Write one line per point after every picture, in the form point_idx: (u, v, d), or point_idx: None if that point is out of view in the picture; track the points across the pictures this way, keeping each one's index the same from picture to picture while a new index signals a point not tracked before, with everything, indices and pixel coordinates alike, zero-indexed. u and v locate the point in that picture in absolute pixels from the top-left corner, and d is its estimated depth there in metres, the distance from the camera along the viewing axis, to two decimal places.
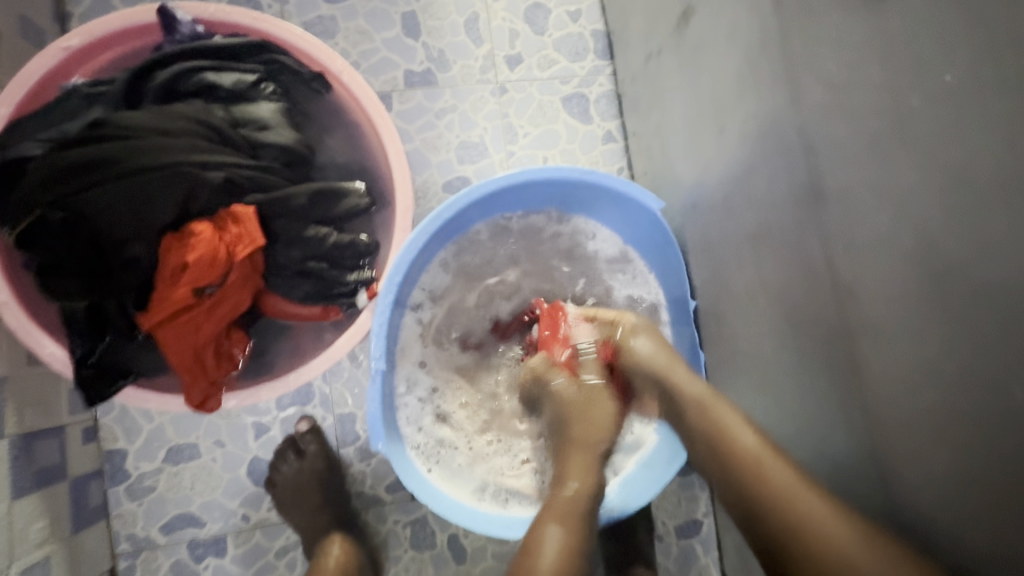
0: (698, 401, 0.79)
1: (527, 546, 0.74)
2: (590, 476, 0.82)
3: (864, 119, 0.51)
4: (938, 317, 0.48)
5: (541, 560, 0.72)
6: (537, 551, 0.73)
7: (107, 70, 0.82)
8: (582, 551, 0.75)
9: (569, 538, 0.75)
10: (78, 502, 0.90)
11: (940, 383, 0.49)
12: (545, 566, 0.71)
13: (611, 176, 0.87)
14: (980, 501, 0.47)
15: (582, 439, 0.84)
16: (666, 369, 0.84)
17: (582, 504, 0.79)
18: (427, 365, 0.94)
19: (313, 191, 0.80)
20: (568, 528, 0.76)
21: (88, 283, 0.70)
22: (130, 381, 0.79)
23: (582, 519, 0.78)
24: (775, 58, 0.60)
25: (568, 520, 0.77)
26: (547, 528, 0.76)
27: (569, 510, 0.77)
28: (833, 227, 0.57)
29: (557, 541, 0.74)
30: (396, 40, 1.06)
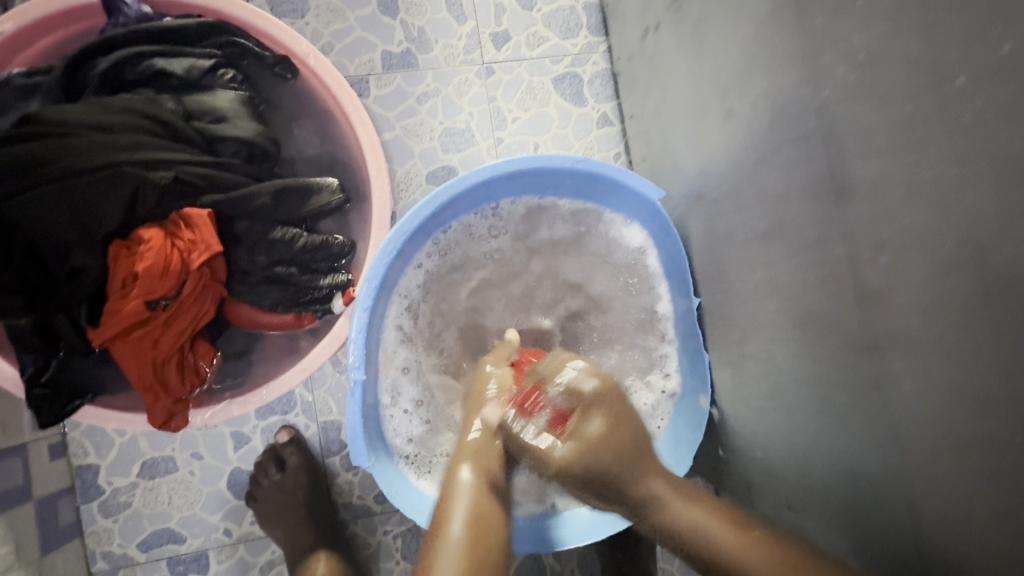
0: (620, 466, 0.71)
1: (441, 500, 0.72)
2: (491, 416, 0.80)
3: (899, 101, 0.44)
4: (970, 347, 0.42)
5: (452, 506, 0.70)
6: (447, 506, 0.70)
7: (42, 58, 0.74)
8: (494, 497, 0.72)
9: (478, 474, 0.74)
10: (47, 523, 0.85)
11: (977, 405, 0.43)
12: (456, 516, 0.68)
13: (604, 164, 0.80)
14: (1001, 523, 0.42)
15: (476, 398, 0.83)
16: (632, 453, 0.71)
17: (489, 444, 0.78)
18: (411, 369, 0.88)
19: (278, 188, 0.74)
20: (484, 486, 0.73)
21: (29, 299, 0.64)
22: (88, 400, 0.74)
23: (490, 459, 0.76)
24: (792, 30, 0.53)
25: (478, 462, 0.75)
26: (456, 477, 0.74)
27: (476, 458, 0.76)
28: (860, 226, 0.50)
29: (463, 488, 0.72)
30: (371, 18, 0.97)
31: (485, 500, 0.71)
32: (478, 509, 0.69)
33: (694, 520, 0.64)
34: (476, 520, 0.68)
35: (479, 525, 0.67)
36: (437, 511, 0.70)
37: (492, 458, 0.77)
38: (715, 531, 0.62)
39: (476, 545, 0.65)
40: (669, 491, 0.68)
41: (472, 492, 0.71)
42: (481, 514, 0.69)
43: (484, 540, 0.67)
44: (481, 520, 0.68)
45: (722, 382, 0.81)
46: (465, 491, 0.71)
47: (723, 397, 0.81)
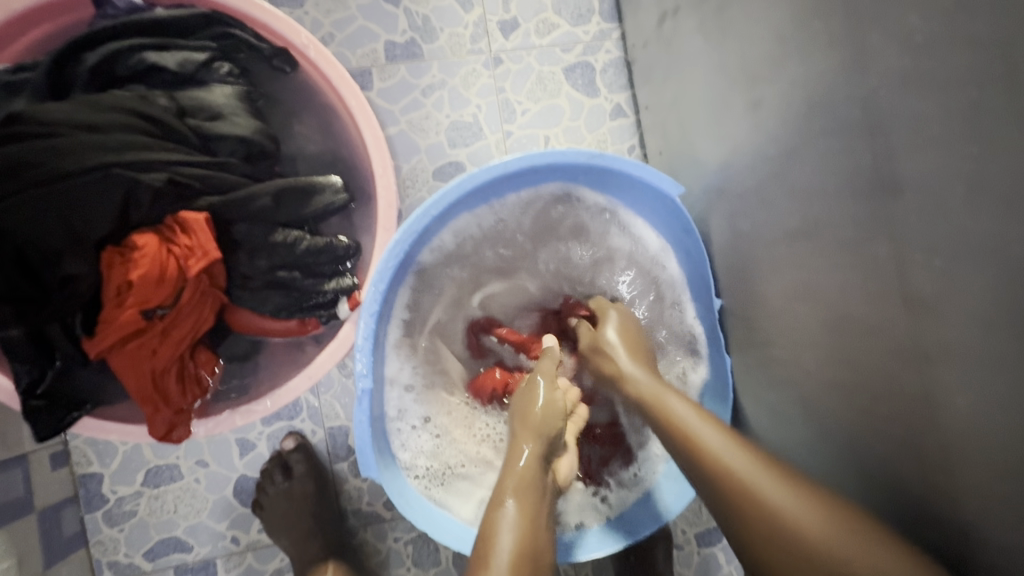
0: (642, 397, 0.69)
1: (480, 537, 0.63)
2: (543, 435, 0.72)
3: (959, 87, 0.40)
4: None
5: (498, 540, 0.61)
6: (489, 549, 0.60)
7: (28, 53, 0.70)
8: (544, 533, 0.64)
9: (526, 518, 0.63)
10: (51, 533, 0.83)
11: None
12: (502, 559, 0.59)
13: (621, 159, 0.75)
14: None
15: (523, 421, 0.73)
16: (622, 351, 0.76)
17: (537, 471, 0.69)
18: (415, 388, 0.84)
19: (279, 189, 0.71)
20: (531, 522, 0.63)
21: (20, 310, 0.60)
22: (85, 412, 0.72)
23: (538, 491, 0.67)
24: (832, 13, 0.48)
25: (525, 496, 0.65)
26: (499, 514, 0.63)
27: (524, 493, 0.65)
28: (908, 227, 0.46)
29: (509, 518, 0.63)
30: (374, 6, 0.93)
31: (534, 538, 0.62)
32: (529, 550, 0.60)
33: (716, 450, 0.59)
34: (524, 564, 0.59)
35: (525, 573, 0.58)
36: (478, 551, 0.61)
37: (540, 491, 0.67)
38: (737, 460, 0.57)
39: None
40: (639, 368, 0.73)
41: (518, 532, 0.61)
42: (528, 554, 0.60)
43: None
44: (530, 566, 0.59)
45: (744, 385, 0.77)
46: (510, 530, 0.61)
47: (746, 402, 0.77)
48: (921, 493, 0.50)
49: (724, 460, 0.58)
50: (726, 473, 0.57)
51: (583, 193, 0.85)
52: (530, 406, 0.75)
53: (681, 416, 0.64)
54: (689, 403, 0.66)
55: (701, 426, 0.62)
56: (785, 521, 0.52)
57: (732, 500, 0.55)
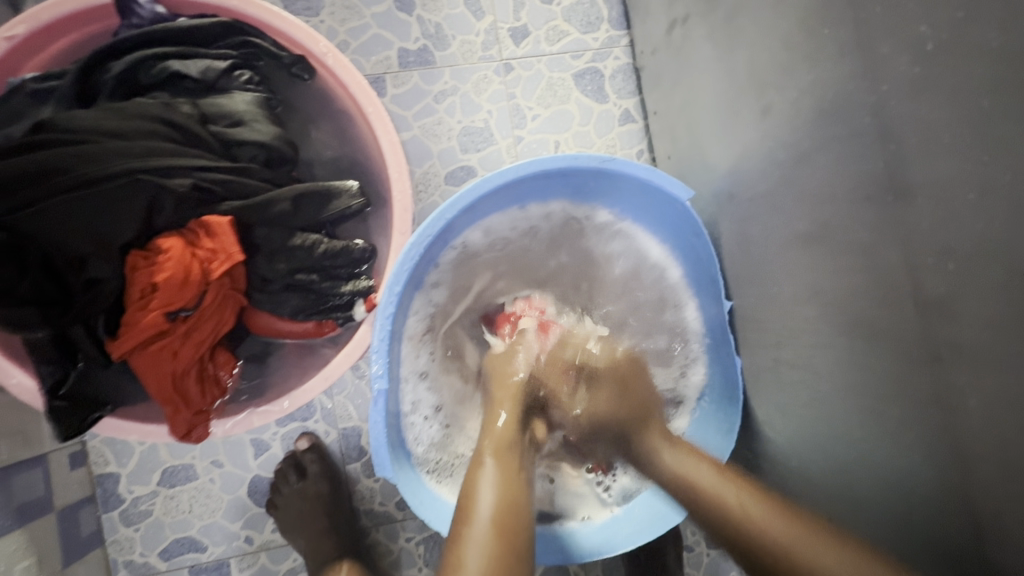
0: (668, 480, 0.73)
1: (461, 497, 0.66)
2: (515, 401, 0.78)
3: (969, 95, 0.41)
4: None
5: (478, 496, 0.64)
6: (470, 503, 0.64)
7: (56, 61, 0.73)
8: (522, 483, 0.68)
9: (505, 475, 0.68)
10: (69, 532, 0.84)
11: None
12: (484, 512, 0.62)
13: (631, 164, 0.77)
14: None
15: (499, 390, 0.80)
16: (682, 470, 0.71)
17: (513, 431, 0.75)
18: (429, 374, 0.86)
19: (299, 193, 0.72)
20: (510, 478, 0.68)
21: (45, 312, 0.62)
22: (107, 413, 0.73)
23: (514, 448, 0.73)
24: (842, 22, 0.50)
25: (503, 453, 0.71)
26: (479, 470, 0.69)
27: (501, 454, 0.71)
28: (919, 230, 0.47)
29: (489, 476, 0.67)
30: (387, 14, 0.95)
31: (512, 489, 0.66)
32: (507, 502, 0.64)
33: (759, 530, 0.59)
34: (503, 522, 0.62)
35: (506, 520, 0.62)
36: (460, 514, 0.63)
37: (516, 448, 0.73)
38: (748, 506, 0.62)
39: (503, 542, 0.60)
40: (665, 442, 0.77)
41: (497, 484, 0.66)
42: (507, 507, 0.64)
43: (511, 537, 0.61)
44: (509, 515, 0.63)
45: (755, 386, 0.78)
46: (491, 485, 0.66)
47: (756, 404, 0.78)
48: (931, 493, 0.51)
49: (756, 526, 0.60)
50: (745, 525, 0.61)
51: (596, 211, 0.88)
52: (507, 374, 0.82)
53: (735, 503, 0.63)
54: (754, 493, 0.64)
55: (729, 493, 0.65)
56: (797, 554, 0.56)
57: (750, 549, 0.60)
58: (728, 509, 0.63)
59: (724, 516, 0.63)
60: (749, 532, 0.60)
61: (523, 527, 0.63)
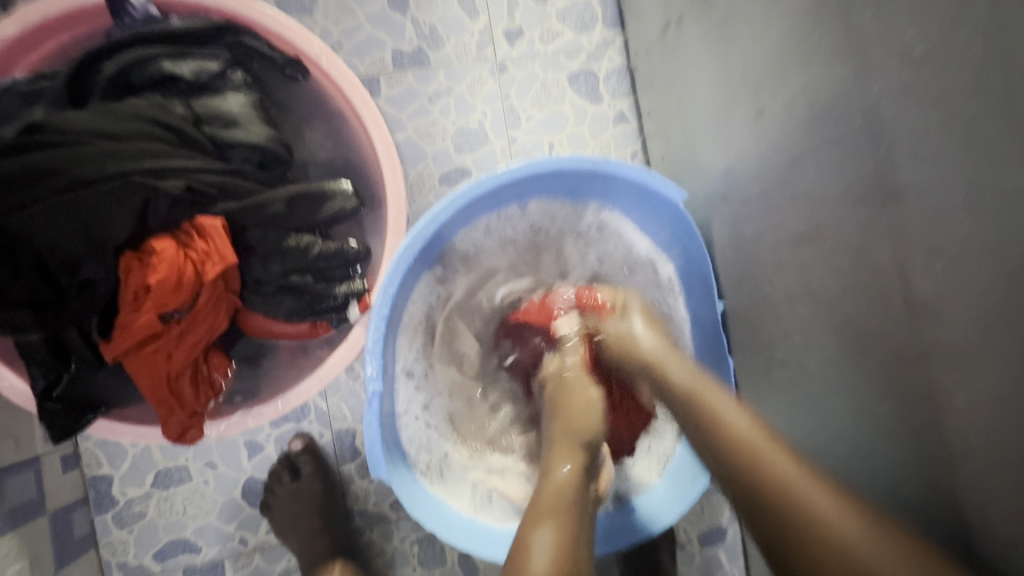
0: (687, 391, 0.74)
1: (516, 547, 0.63)
2: (579, 457, 0.74)
3: (959, 99, 0.41)
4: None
5: (534, 553, 0.61)
6: (526, 554, 0.61)
7: (48, 62, 0.73)
8: (583, 540, 0.65)
9: (563, 534, 0.63)
10: (62, 535, 0.84)
11: None
12: (538, 574, 0.58)
13: (626, 165, 0.77)
14: None
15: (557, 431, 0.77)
16: (707, 399, 0.71)
17: (574, 489, 0.70)
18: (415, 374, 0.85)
19: (293, 195, 0.72)
20: (568, 539, 0.63)
21: (40, 315, 0.61)
22: (100, 415, 0.74)
23: (574, 507, 0.68)
24: (833, 27, 0.50)
25: (559, 513, 0.66)
26: (536, 529, 0.64)
27: (559, 506, 0.67)
28: (908, 232, 0.47)
29: (546, 538, 0.62)
30: (381, 15, 0.95)
31: (572, 550, 0.62)
32: (567, 556, 0.61)
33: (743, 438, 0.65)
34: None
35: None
36: (515, 558, 0.61)
37: (576, 505, 0.68)
38: (762, 446, 0.63)
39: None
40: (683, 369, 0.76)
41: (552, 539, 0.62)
42: (566, 563, 0.61)
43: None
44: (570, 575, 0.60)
45: (748, 386, 0.79)
46: (547, 542, 0.62)
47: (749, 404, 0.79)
48: (922, 498, 0.51)
49: (765, 459, 0.62)
50: (766, 472, 0.61)
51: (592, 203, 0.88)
52: (569, 408, 0.79)
53: (718, 408, 0.70)
54: (731, 400, 0.71)
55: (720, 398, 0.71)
56: (805, 507, 0.57)
57: (757, 485, 0.61)
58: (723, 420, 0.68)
59: (722, 443, 0.67)
60: (772, 479, 0.60)
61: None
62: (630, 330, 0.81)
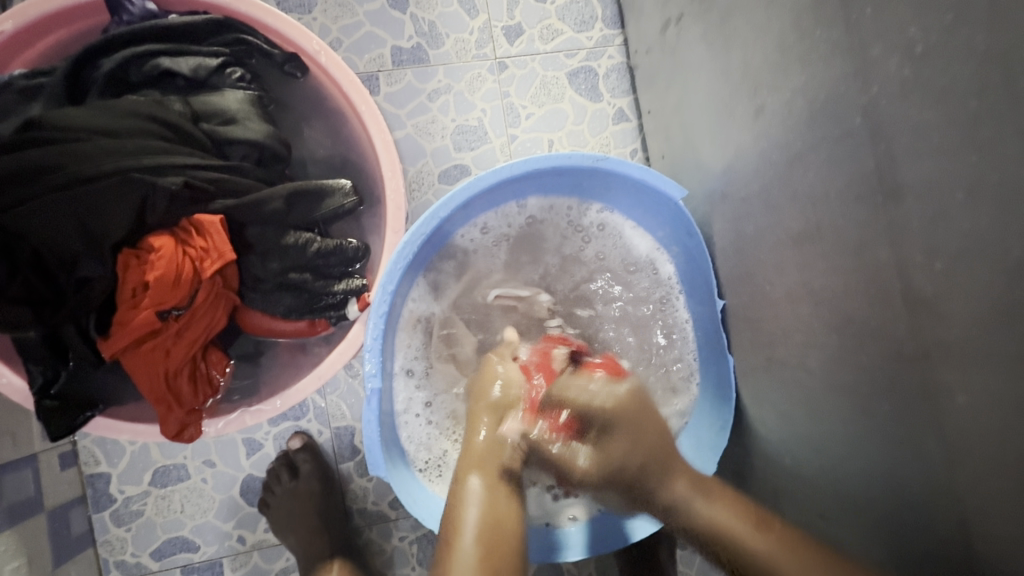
0: (700, 526, 0.66)
1: (448, 512, 0.68)
2: (498, 414, 0.76)
3: (960, 97, 0.41)
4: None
5: (463, 515, 0.65)
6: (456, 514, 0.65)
7: (46, 57, 0.73)
8: (510, 509, 0.68)
9: (489, 491, 0.68)
10: (59, 533, 0.84)
11: None
12: (466, 534, 0.63)
13: (625, 161, 0.77)
14: None
15: (479, 399, 0.79)
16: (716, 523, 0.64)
17: (498, 450, 0.73)
18: (415, 372, 0.85)
19: (290, 192, 0.72)
20: (493, 495, 0.68)
21: (38, 311, 0.62)
22: (97, 412, 0.73)
23: (500, 467, 0.72)
24: (833, 24, 0.50)
25: (486, 468, 0.70)
26: (467, 480, 0.69)
27: (487, 465, 0.71)
28: (908, 230, 0.47)
29: (474, 495, 0.67)
30: (380, 12, 0.94)
31: (499, 508, 0.67)
32: (493, 521, 0.65)
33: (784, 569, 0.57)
34: (486, 536, 0.63)
35: (490, 540, 0.63)
36: (447, 523, 0.66)
37: (501, 462, 0.72)
38: (777, 558, 0.58)
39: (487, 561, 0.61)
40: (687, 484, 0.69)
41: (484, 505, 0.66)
42: (494, 526, 0.65)
43: (496, 556, 0.62)
44: (494, 535, 0.64)
45: (747, 385, 0.79)
46: (475, 503, 0.66)
47: (748, 402, 0.79)
48: (922, 497, 0.51)
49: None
50: None
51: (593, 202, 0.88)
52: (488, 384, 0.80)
53: (723, 522, 0.64)
54: (735, 511, 0.65)
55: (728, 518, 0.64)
56: None
57: None
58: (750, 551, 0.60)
59: (733, 563, 0.61)
60: None
61: (509, 546, 0.64)
62: (629, 423, 0.74)
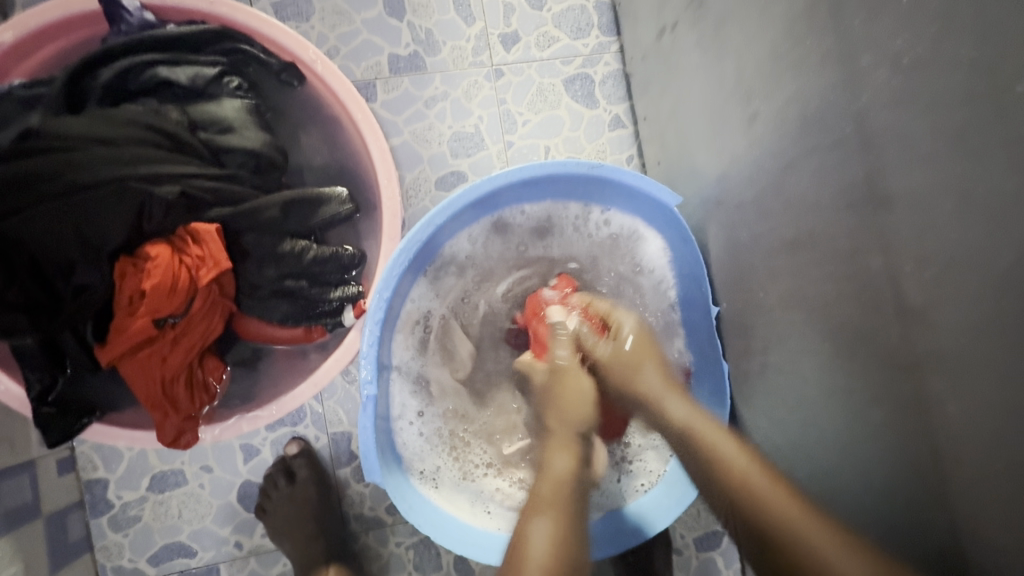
0: (684, 427, 0.74)
1: (514, 547, 0.67)
2: (572, 449, 0.76)
3: (948, 109, 0.42)
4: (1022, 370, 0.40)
5: (532, 544, 0.65)
6: (525, 544, 0.65)
7: (46, 67, 0.73)
8: (578, 538, 0.68)
9: (558, 526, 0.67)
10: (57, 538, 0.84)
11: (1016, 417, 0.41)
12: (533, 564, 0.63)
13: (621, 169, 0.77)
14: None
15: (553, 429, 0.78)
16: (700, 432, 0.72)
17: (568, 482, 0.72)
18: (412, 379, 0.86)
19: (286, 201, 0.73)
20: (561, 529, 0.67)
21: (34, 318, 0.62)
22: (95, 418, 0.74)
23: (571, 498, 0.71)
24: (823, 35, 0.51)
25: (555, 506, 0.69)
26: (532, 521, 0.68)
27: (556, 500, 0.70)
28: (898, 239, 0.48)
29: (543, 530, 0.66)
30: (378, 20, 0.95)
31: (568, 543, 0.66)
32: (561, 549, 0.65)
33: (794, 516, 0.59)
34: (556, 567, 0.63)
35: (559, 571, 0.63)
36: (514, 553, 0.65)
37: (571, 496, 0.71)
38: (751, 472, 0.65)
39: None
40: (669, 391, 0.78)
41: (551, 536, 0.66)
42: (563, 555, 0.65)
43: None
44: (562, 567, 0.63)
45: (743, 391, 0.79)
46: (544, 535, 0.66)
47: (743, 409, 0.79)
48: (913, 502, 0.52)
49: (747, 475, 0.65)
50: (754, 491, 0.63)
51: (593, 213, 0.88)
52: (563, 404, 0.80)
53: (718, 448, 0.70)
54: (735, 440, 0.70)
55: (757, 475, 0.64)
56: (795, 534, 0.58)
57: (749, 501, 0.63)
58: (780, 521, 0.59)
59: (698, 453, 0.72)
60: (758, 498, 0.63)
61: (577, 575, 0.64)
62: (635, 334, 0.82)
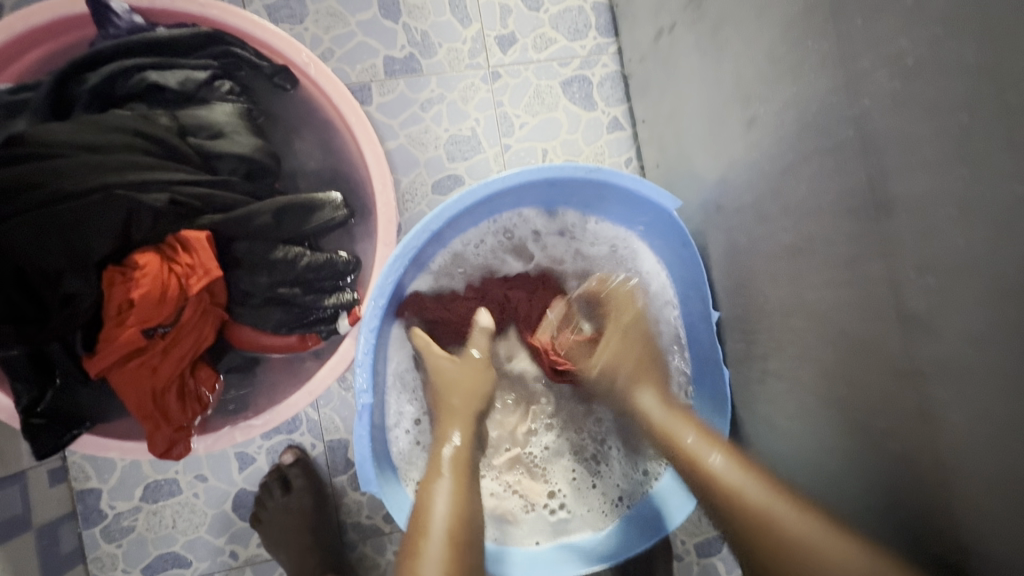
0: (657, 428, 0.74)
1: (413, 514, 0.65)
2: (469, 422, 0.74)
3: (953, 113, 0.40)
4: None
5: (433, 513, 0.64)
6: (426, 517, 0.63)
7: (33, 71, 0.72)
8: (475, 503, 0.67)
9: (459, 489, 0.67)
10: (49, 550, 0.83)
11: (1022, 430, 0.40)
12: (437, 531, 0.62)
13: (621, 173, 0.76)
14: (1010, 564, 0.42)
15: (450, 402, 0.75)
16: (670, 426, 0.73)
17: (467, 450, 0.72)
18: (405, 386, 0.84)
19: (279, 207, 0.71)
20: (465, 495, 0.67)
21: (21, 329, 0.61)
22: (85, 429, 0.73)
23: (468, 464, 0.71)
24: (825, 36, 0.49)
25: (460, 471, 0.68)
26: (435, 491, 0.66)
27: (459, 468, 0.69)
28: (902, 246, 0.46)
29: (444, 491, 0.66)
30: (372, 22, 0.94)
31: (466, 505, 0.66)
32: (461, 519, 0.64)
33: (756, 492, 0.60)
34: (456, 536, 0.62)
35: (458, 539, 0.62)
36: (414, 524, 0.63)
37: (472, 465, 0.71)
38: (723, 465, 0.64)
39: (457, 557, 0.61)
40: (654, 398, 0.77)
41: (454, 505, 0.65)
42: (463, 523, 0.64)
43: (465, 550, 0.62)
44: (462, 535, 0.63)
45: (744, 398, 0.78)
46: (447, 501, 0.65)
47: (744, 416, 0.78)
48: (914, 513, 0.51)
49: (719, 471, 0.64)
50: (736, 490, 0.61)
51: (591, 218, 0.88)
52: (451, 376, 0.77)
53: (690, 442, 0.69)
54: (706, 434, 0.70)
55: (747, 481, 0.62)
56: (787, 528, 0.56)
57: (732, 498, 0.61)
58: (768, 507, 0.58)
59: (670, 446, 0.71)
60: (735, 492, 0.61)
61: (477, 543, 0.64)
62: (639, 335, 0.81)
